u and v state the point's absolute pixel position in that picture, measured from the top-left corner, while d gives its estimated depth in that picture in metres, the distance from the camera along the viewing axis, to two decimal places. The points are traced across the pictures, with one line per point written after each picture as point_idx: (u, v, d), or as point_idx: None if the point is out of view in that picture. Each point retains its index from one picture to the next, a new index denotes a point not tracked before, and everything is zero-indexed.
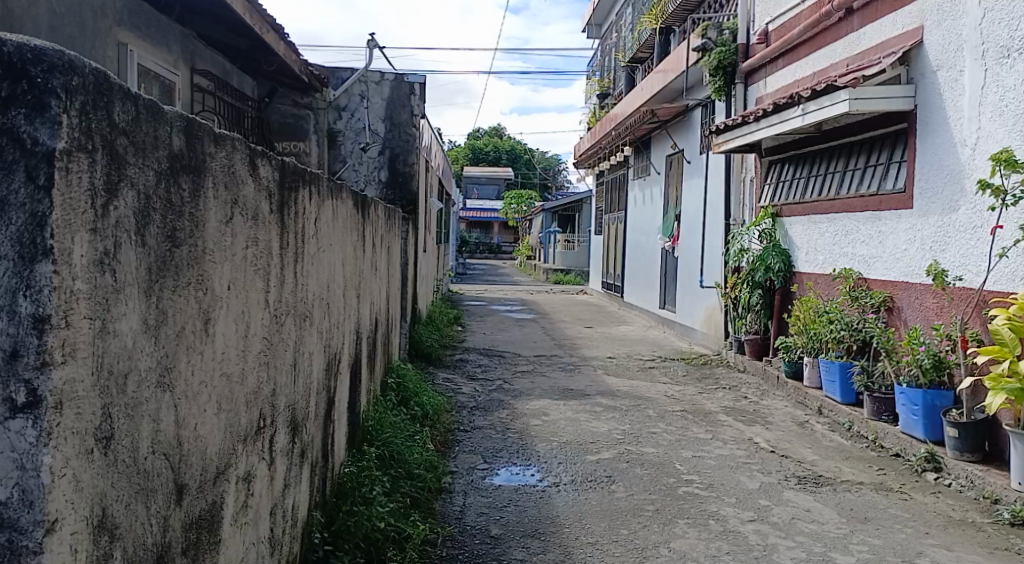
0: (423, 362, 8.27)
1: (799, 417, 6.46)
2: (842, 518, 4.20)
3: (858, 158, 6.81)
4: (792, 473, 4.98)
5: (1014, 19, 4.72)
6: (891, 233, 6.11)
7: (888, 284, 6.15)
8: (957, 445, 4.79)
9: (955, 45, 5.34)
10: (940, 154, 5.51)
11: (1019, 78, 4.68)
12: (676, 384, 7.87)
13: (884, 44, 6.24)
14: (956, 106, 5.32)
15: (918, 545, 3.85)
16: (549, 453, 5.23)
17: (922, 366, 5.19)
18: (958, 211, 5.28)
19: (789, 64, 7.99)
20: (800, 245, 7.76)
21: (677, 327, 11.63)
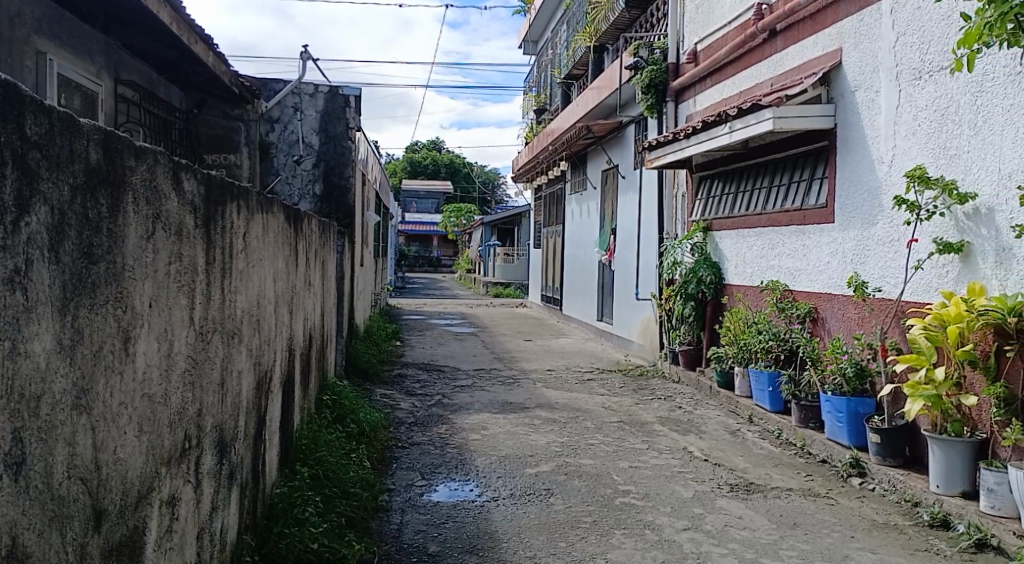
0: (360, 377, 8.17)
1: (731, 426, 6.62)
2: (772, 524, 4.30)
3: (784, 175, 7.05)
4: (725, 481, 5.09)
5: (926, 43, 4.96)
6: (815, 246, 6.33)
7: (813, 296, 6.36)
8: (879, 450, 4.98)
9: (872, 67, 5.59)
10: (858, 170, 5.74)
11: (931, 98, 4.92)
12: (613, 396, 7.96)
13: (806, 65, 6.48)
14: (873, 125, 5.56)
15: (845, 548, 3.97)
16: (488, 467, 5.22)
17: (845, 375, 5.41)
18: (877, 225, 5.50)
19: (717, 82, 8.22)
20: (730, 258, 7.96)
21: (614, 339, 11.78)
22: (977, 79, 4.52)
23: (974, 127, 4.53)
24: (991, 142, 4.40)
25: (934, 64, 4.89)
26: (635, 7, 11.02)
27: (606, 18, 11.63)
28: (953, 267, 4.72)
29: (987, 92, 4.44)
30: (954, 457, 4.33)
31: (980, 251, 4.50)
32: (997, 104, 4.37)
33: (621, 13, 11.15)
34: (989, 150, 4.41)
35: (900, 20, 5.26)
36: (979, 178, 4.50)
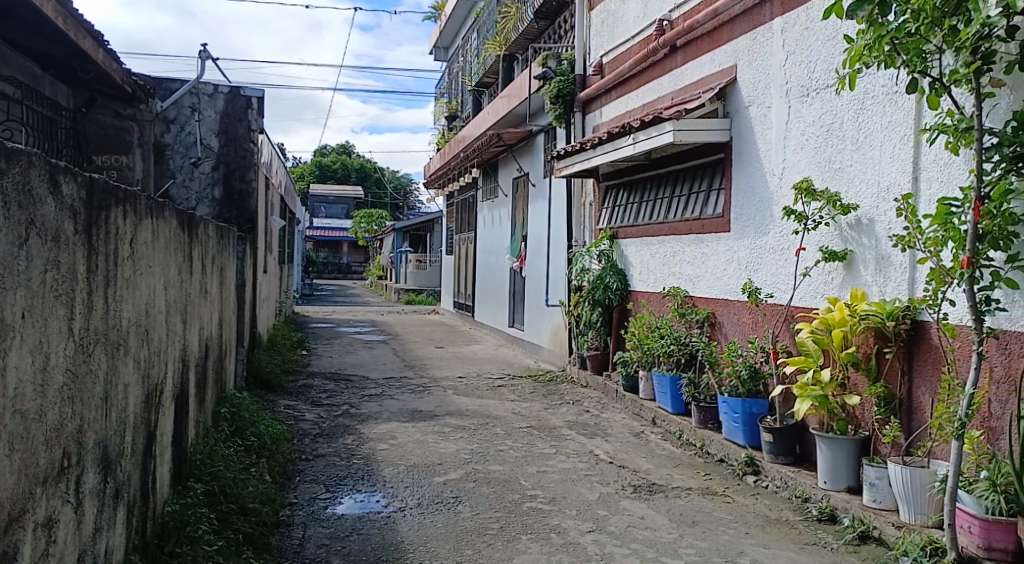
0: (264, 388, 7.93)
1: (635, 429, 6.78)
2: (673, 524, 4.43)
3: (684, 185, 7.28)
4: (628, 483, 5.20)
5: (813, 62, 5.23)
6: (712, 254, 6.56)
7: (710, 301, 6.60)
8: (772, 449, 5.20)
9: (764, 84, 5.85)
10: (751, 182, 6.00)
11: (817, 115, 5.19)
12: (523, 401, 8.01)
13: (704, 80, 6.72)
14: (765, 139, 5.82)
15: (739, 545, 4.11)
16: (395, 477, 5.15)
17: (740, 376, 5.63)
18: (768, 234, 5.76)
19: (622, 95, 8.42)
20: (634, 265, 8.16)
21: (524, 345, 11.87)
22: (858, 97, 4.79)
23: (856, 142, 4.80)
24: (871, 157, 4.67)
25: (820, 82, 5.16)
26: (543, 17, 11.19)
27: (516, 27, 11.76)
28: (838, 274, 4.99)
29: (867, 109, 4.71)
30: (839, 454, 4.56)
31: (862, 259, 4.78)
32: (876, 120, 4.64)
33: (530, 23, 11.30)
34: (870, 165, 4.68)
35: (789, 39, 5.52)
36: (860, 191, 4.78)
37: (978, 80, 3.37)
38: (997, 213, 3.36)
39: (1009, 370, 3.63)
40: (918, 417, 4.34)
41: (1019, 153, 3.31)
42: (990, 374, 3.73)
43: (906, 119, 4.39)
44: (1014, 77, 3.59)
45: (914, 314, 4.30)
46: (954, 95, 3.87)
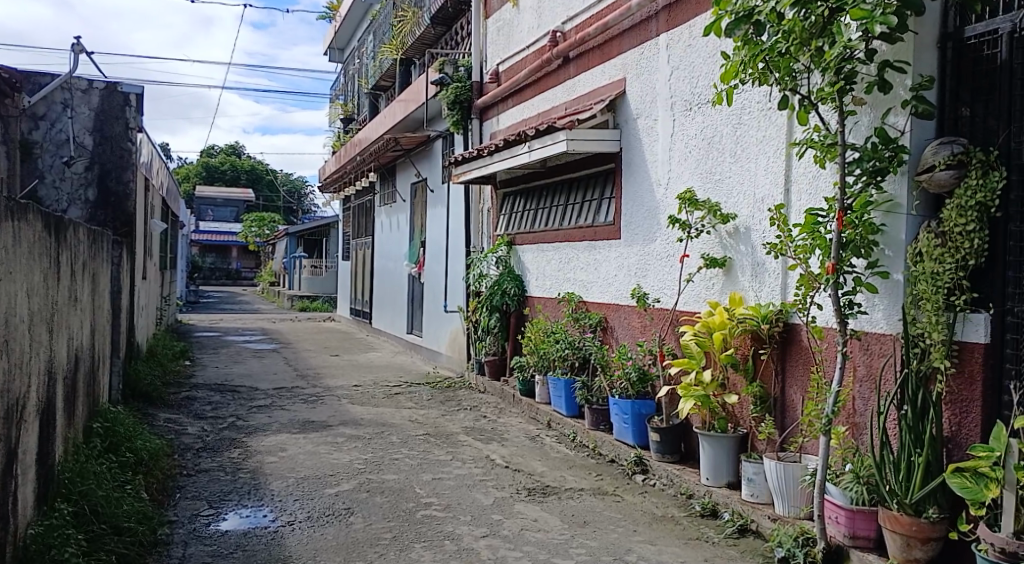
0: (143, 401, 7.54)
1: (531, 432, 6.87)
2: (564, 525, 4.50)
3: (577, 193, 7.44)
4: (523, 486, 5.25)
5: (696, 77, 5.46)
6: (604, 260, 6.73)
7: (603, 306, 6.76)
8: (659, 448, 5.37)
9: (650, 97, 6.06)
10: (639, 191, 6.20)
11: (700, 128, 5.42)
12: (420, 408, 7.96)
13: (596, 92, 6.89)
14: (652, 150, 6.02)
15: (627, 542, 4.23)
16: (284, 491, 5.01)
17: (630, 379, 5.80)
18: (655, 242, 5.97)
19: (518, 104, 8.52)
20: (530, 271, 8.27)
21: (423, 352, 11.80)
22: (736, 112, 5.03)
23: (735, 155, 5.04)
24: (748, 169, 4.92)
25: (702, 97, 5.39)
26: (439, 23, 11.19)
27: (412, 32, 11.72)
28: (718, 280, 5.23)
29: (744, 124, 4.96)
30: (720, 450, 4.77)
31: (740, 266, 5.01)
32: (752, 135, 4.89)
33: (426, 28, 11.30)
34: (746, 176, 4.92)
35: (674, 55, 5.75)
36: (738, 201, 5.03)
37: (841, 98, 3.60)
38: (858, 223, 3.61)
39: (870, 369, 3.89)
40: (790, 416, 4.59)
41: (878, 167, 3.56)
42: (854, 372, 3.99)
43: (779, 134, 4.64)
44: (873, 97, 3.85)
45: (786, 318, 4.55)
46: (822, 112, 4.12)
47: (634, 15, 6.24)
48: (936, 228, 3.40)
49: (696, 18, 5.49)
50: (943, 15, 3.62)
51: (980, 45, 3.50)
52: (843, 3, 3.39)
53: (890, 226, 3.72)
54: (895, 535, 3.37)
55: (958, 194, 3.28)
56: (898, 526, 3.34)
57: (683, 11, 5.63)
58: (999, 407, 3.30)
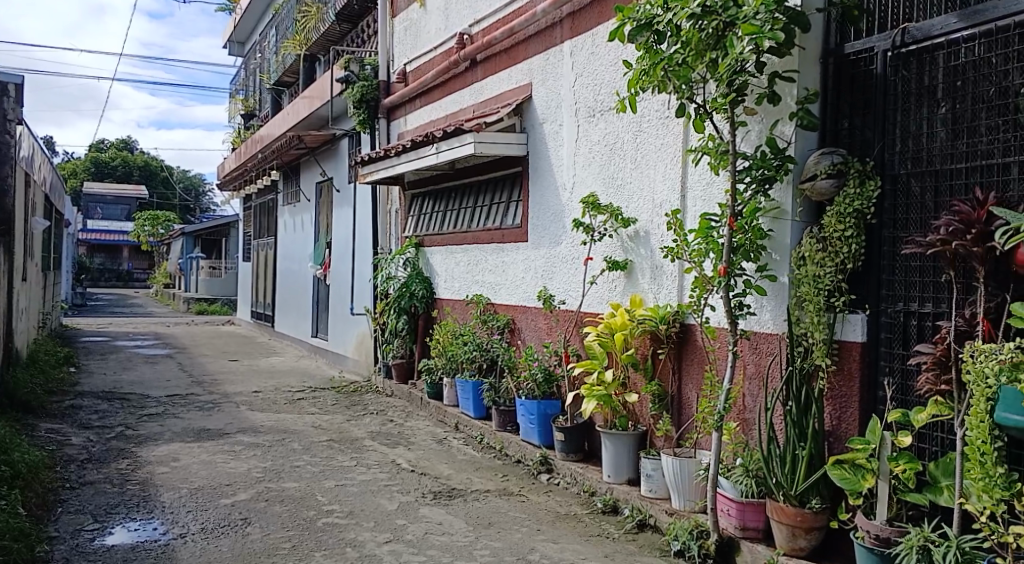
0: (21, 411, 7.09)
1: (438, 435, 6.85)
2: (469, 526, 4.51)
3: (485, 195, 7.47)
4: (428, 490, 5.23)
5: (599, 84, 5.58)
6: (511, 262, 6.78)
7: (510, 308, 6.81)
8: (564, 448, 5.45)
9: (556, 103, 6.15)
10: (545, 195, 6.28)
11: (602, 134, 5.54)
12: (324, 414, 7.80)
13: (502, 96, 6.94)
14: (557, 155, 6.11)
15: (531, 542, 4.27)
16: (177, 502, 4.81)
17: (536, 380, 5.86)
18: (561, 245, 6.06)
19: (425, 104, 8.49)
20: (439, 273, 8.24)
21: (328, 356, 11.57)
22: (637, 119, 5.17)
23: (635, 160, 5.18)
24: (647, 175, 5.06)
25: (605, 104, 5.51)
26: (345, 20, 11.00)
27: (317, 28, 11.49)
28: (620, 282, 5.35)
29: (644, 131, 5.10)
30: (621, 447, 4.88)
31: (640, 268, 5.16)
32: (651, 141, 5.04)
33: (331, 25, 11.09)
34: (646, 182, 5.07)
35: (578, 62, 5.86)
36: (638, 206, 5.16)
37: (733, 109, 3.76)
38: (747, 228, 3.78)
39: (758, 367, 4.08)
40: (686, 413, 4.75)
41: (766, 176, 3.73)
42: (744, 371, 4.17)
43: (676, 142, 4.80)
44: (763, 108, 4.03)
45: (683, 318, 4.72)
46: (716, 121, 4.28)
47: (539, 22, 6.32)
48: (818, 234, 3.59)
49: (598, 27, 5.61)
50: (826, 31, 3.83)
51: (859, 61, 3.69)
52: (735, 18, 3.55)
53: (776, 231, 3.91)
54: (782, 525, 3.54)
55: (838, 202, 3.49)
56: (784, 516, 3.51)
57: (586, 20, 5.74)
58: (874, 402, 3.51)
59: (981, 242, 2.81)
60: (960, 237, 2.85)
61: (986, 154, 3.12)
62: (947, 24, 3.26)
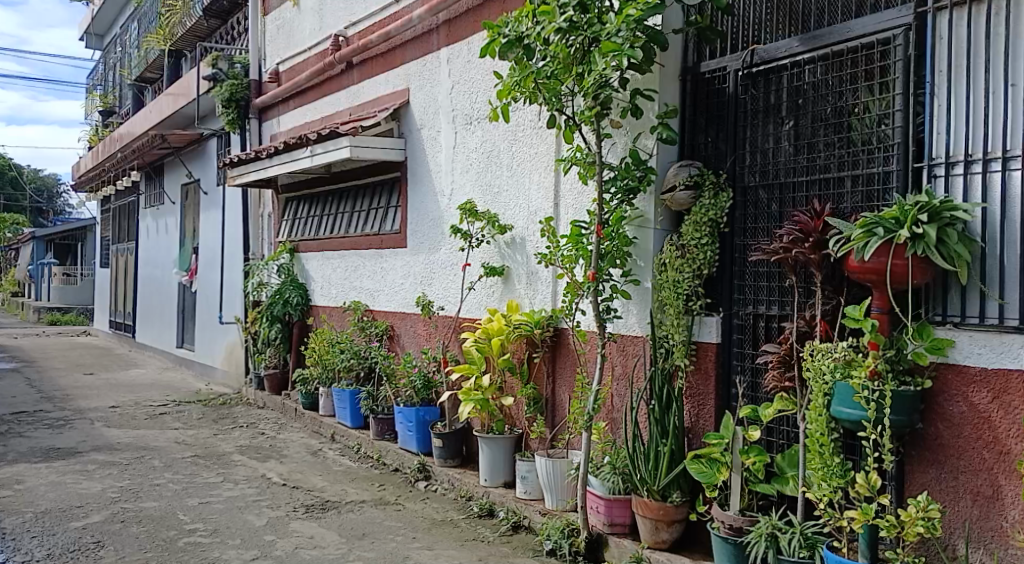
0: None
1: (312, 447, 6.69)
2: (341, 539, 4.44)
3: (362, 200, 7.37)
4: (300, 503, 5.10)
5: (475, 93, 5.64)
6: (389, 268, 6.73)
7: (388, 315, 6.74)
8: (442, 453, 5.45)
9: (433, 109, 6.17)
10: (424, 200, 6.28)
11: (479, 141, 5.60)
12: (189, 428, 7.45)
13: (379, 99, 6.88)
14: (435, 161, 6.12)
15: (406, 550, 4.26)
16: (19, 528, 4.47)
17: (415, 387, 5.80)
18: (439, 251, 6.07)
19: (299, 105, 8.29)
20: (314, 279, 8.07)
21: (195, 367, 11.06)
22: (512, 128, 5.27)
23: (511, 169, 5.27)
24: (522, 183, 5.16)
25: (481, 112, 5.58)
26: (213, 16, 10.58)
27: (182, 22, 10.98)
28: (497, 287, 5.42)
29: (518, 140, 5.20)
30: (498, 450, 4.95)
31: (516, 274, 5.24)
32: (526, 150, 5.14)
33: (197, 20, 10.63)
34: (522, 190, 5.16)
35: (454, 70, 5.90)
36: (514, 213, 5.25)
37: (598, 122, 3.91)
38: (614, 236, 3.93)
39: (625, 367, 4.24)
40: (560, 415, 4.88)
41: (630, 186, 3.91)
42: (613, 371, 4.33)
43: (548, 151, 4.92)
44: (628, 121, 4.21)
45: (556, 323, 4.84)
46: (585, 132, 4.43)
47: (416, 27, 6.33)
48: (677, 241, 3.81)
49: (473, 35, 5.67)
50: (684, 51, 4.06)
51: (713, 79, 3.93)
52: (598, 34, 3.70)
53: (641, 239, 4.09)
54: (646, 519, 3.69)
55: (695, 212, 3.71)
56: (648, 511, 3.67)
57: (462, 28, 5.79)
58: (728, 398, 3.73)
59: (818, 250, 3.05)
60: (800, 245, 3.08)
61: (823, 168, 3.36)
62: (790, 47, 3.51)
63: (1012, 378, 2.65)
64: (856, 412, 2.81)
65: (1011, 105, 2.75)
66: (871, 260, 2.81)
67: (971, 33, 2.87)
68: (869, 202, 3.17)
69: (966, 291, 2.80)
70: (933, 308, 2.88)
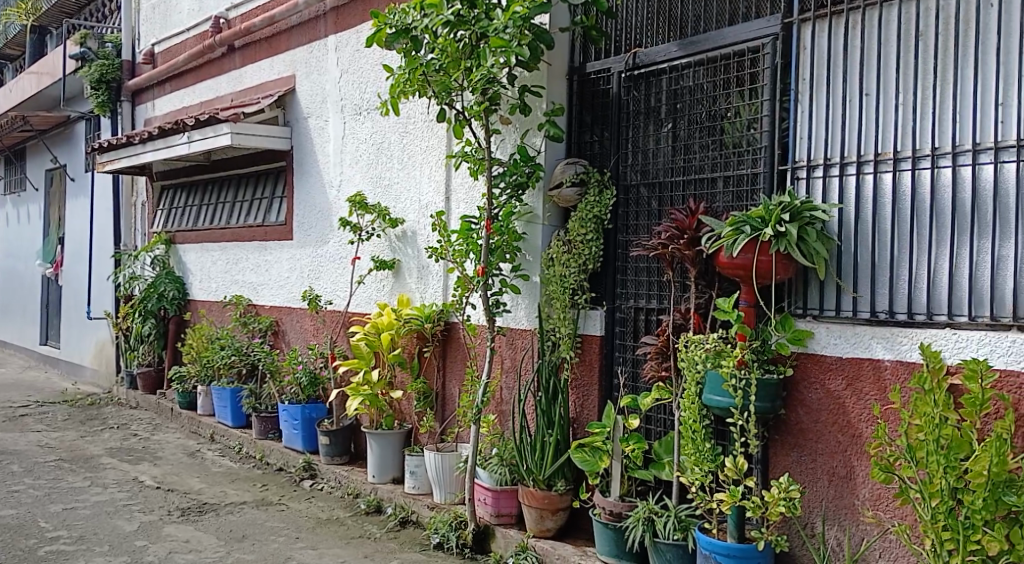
0: None
1: (190, 448, 6.42)
2: (220, 541, 4.30)
3: (245, 190, 7.12)
4: (175, 506, 4.90)
5: (364, 83, 5.56)
6: (274, 261, 6.54)
7: (273, 309, 6.56)
8: (329, 451, 5.35)
9: (320, 98, 6.04)
10: (311, 191, 6.13)
11: (369, 132, 5.52)
12: (53, 431, 6.99)
13: (263, 86, 6.66)
14: (323, 151, 6.00)
15: (288, 550, 4.17)
16: None
17: (300, 384, 5.70)
18: (327, 244, 5.95)
19: (177, 89, 7.91)
20: (193, 272, 7.74)
21: (60, 365, 10.37)
22: (402, 121, 5.23)
23: (401, 161, 5.23)
24: (413, 176, 5.13)
25: (370, 103, 5.51)
26: None
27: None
28: (387, 281, 5.37)
29: (409, 133, 5.17)
30: (387, 447, 4.91)
31: (406, 268, 5.21)
32: (416, 142, 5.11)
33: None
34: (412, 183, 5.14)
35: (342, 59, 5.79)
36: (405, 207, 5.22)
37: (487, 117, 3.93)
38: (504, 231, 3.98)
39: (514, 360, 4.30)
40: (449, 409, 4.90)
41: (519, 182, 3.96)
42: (502, 365, 4.38)
43: (439, 145, 4.91)
44: (516, 118, 4.26)
45: (447, 317, 4.84)
46: (475, 127, 4.45)
47: (302, 13, 6.17)
48: (563, 236, 3.90)
49: (361, 24, 5.58)
50: (571, 50, 4.15)
51: (598, 80, 4.03)
52: (486, 30, 3.70)
53: (529, 234, 4.15)
54: (531, 509, 3.77)
55: (580, 208, 3.81)
56: (533, 500, 3.74)
57: (350, 16, 5.69)
58: (611, 389, 3.85)
59: (692, 246, 3.20)
60: (676, 241, 3.22)
61: (699, 168, 3.52)
62: (669, 52, 3.66)
63: (863, 366, 2.86)
64: (725, 400, 2.98)
65: (864, 113, 2.97)
66: (739, 256, 2.97)
67: (831, 45, 3.08)
68: (740, 202, 3.34)
69: (824, 286, 3.01)
70: (795, 301, 3.10)
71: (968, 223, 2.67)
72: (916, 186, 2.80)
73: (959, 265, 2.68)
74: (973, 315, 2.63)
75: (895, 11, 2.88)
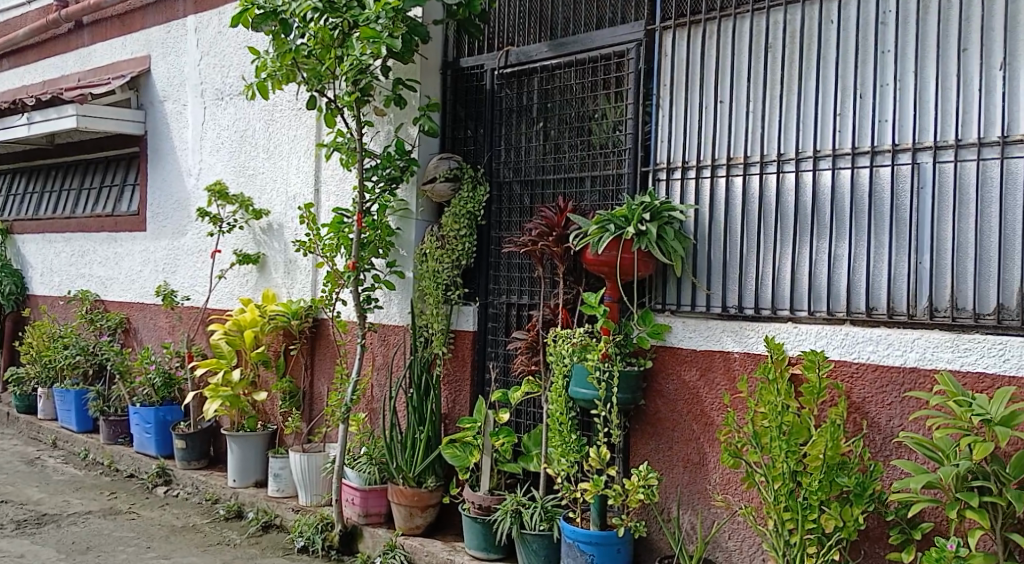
0: None
1: (28, 455, 5.93)
2: (60, 555, 4.00)
3: (94, 178, 6.65)
4: (9, 519, 4.51)
5: (227, 67, 5.33)
6: (126, 254, 6.14)
7: (124, 306, 6.16)
8: (186, 455, 5.09)
9: (178, 81, 5.73)
10: (168, 180, 5.80)
11: (232, 119, 5.29)
12: None
13: (115, 65, 6.24)
14: (181, 137, 5.69)
15: (138, 561, 3.93)
16: None
17: (153, 385, 5.41)
18: (185, 236, 5.66)
19: (16, 65, 7.29)
20: (33, 265, 7.14)
21: None
22: (268, 108, 5.05)
23: (267, 151, 5.05)
24: (280, 166, 4.96)
25: (233, 89, 5.28)
26: None
27: None
28: (251, 276, 5.16)
29: (275, 121, 5.00)
30: (249, 449, 4.72)
31: (272, 263, 5.03)
32: (284, 132, 4.95)
33: None
34: (279, 173, 4.97)
35: (203, 41, 5.52)
36: (270, 198, 5.03)
37: (359, 108, 3.85)
38: (377, 226, 3.92)
39: (385, 357, 4.25)
40: (317, 408, 4.77)
41: (392, 175, 3.91)
42: (372, 362, 4.32)
43: (308, 135, 4.77)
44: (389, 111, 4.20)
45: (315, 314, 4.71)
46: (345, 118, 4.36)
47: None
48: (436, 232, 3.89)
49: (224, 6, 5.34)
50: (443, 45, 4.15)
51: (471, 77, 4.06)
52: (357, 20, 3.63)
53: (403, 229, 4.11)
54: (400, 507, 3.73)
55: (454, 204, 3.82)
56: (402, 498, 3.71)
57: None
58: (482, 384, 3.89)
59: (561, 243, 3.27)
60: (545, 238, 3.29)
61: (567, 167, 3.60)
62: (539, 52, 3.73)
63: (715, 358, 3.02)
64: (590, 392, 3.09)
65: (718, 120, 3.14)
66: (604, 254, 3.07)
67: (689, 53, 3.23)
68: (605, 201, 3.45)
69: (681, 282, 3.18)
70: (654, 298, 3.24)
71: (809, 226, 2.87)
72: (763, 189, 2.99)
73: (801, 265, 2.89)
74: (812, 309, 2.85)
75: (747, 23, 3.06)
